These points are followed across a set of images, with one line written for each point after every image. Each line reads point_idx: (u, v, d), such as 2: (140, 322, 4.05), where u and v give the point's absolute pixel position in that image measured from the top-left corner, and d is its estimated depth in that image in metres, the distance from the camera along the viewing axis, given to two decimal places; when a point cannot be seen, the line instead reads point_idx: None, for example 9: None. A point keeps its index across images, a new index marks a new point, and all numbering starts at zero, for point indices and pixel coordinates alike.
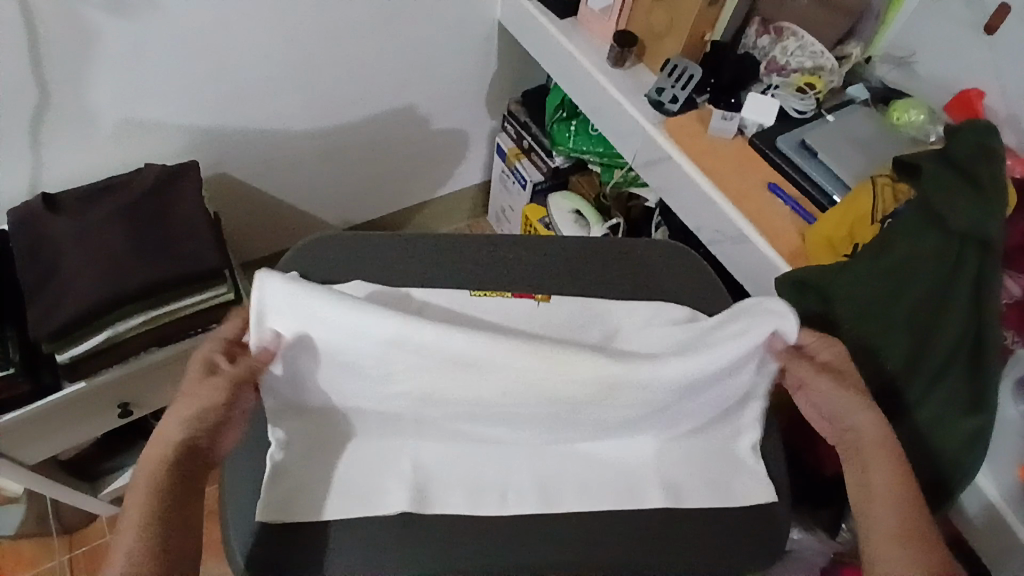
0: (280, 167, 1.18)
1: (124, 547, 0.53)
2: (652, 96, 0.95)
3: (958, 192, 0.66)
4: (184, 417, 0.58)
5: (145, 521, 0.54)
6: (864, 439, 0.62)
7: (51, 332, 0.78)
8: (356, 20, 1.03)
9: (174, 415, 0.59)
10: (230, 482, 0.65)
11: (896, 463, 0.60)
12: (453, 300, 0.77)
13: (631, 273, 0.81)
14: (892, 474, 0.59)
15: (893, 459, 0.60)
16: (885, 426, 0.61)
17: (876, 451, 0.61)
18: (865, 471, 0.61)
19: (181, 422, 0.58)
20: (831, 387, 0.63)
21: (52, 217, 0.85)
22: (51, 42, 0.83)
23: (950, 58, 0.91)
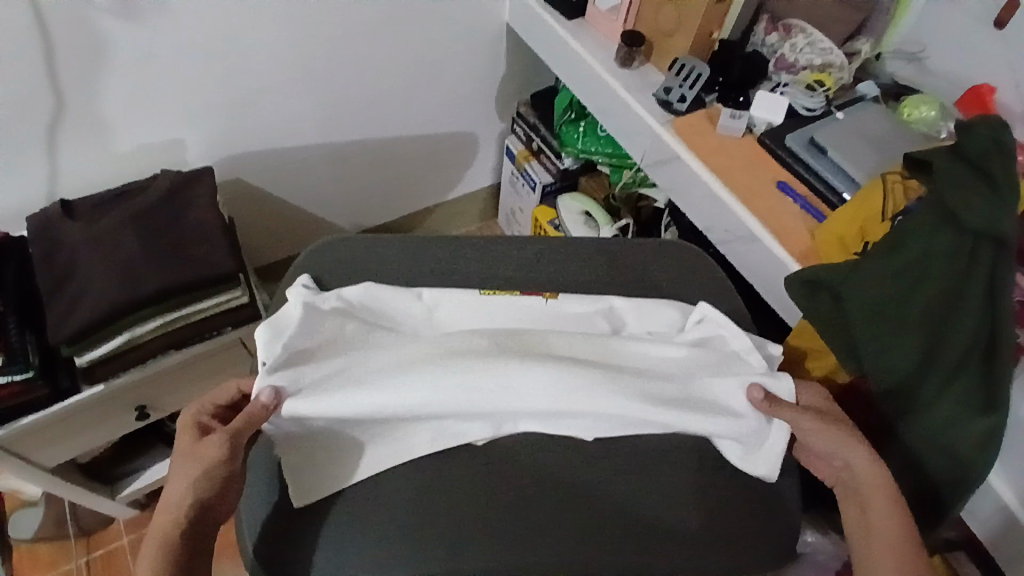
0: (292, 173, 1.20)
1: None
2: (661, 95, 0.94)
3: (971, 189, 0.64)
4: (188, 473, 0.58)
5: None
6: (860, 477, 0.61)
7: (70, 335, 0.79)
8: (364, 26, 1.05)
9: (178, 475, 0.58)
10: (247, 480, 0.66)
11: (895, 500, 0.59)
12: (461, 305, 0.76)
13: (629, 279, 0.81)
14: (890, 510, 0.58)
15: (890, 496, 0.59)
16: (880, 466, 0.60)
17: (872, 489, 0.60)
18: (863, 509, 0.60)
19: (186, 482, 0.58)
20: (831, 429, 0.63)
21: (70, 223, 0.87)
22: (68, 50, 0.85)
23: (960, 55, 0.91)
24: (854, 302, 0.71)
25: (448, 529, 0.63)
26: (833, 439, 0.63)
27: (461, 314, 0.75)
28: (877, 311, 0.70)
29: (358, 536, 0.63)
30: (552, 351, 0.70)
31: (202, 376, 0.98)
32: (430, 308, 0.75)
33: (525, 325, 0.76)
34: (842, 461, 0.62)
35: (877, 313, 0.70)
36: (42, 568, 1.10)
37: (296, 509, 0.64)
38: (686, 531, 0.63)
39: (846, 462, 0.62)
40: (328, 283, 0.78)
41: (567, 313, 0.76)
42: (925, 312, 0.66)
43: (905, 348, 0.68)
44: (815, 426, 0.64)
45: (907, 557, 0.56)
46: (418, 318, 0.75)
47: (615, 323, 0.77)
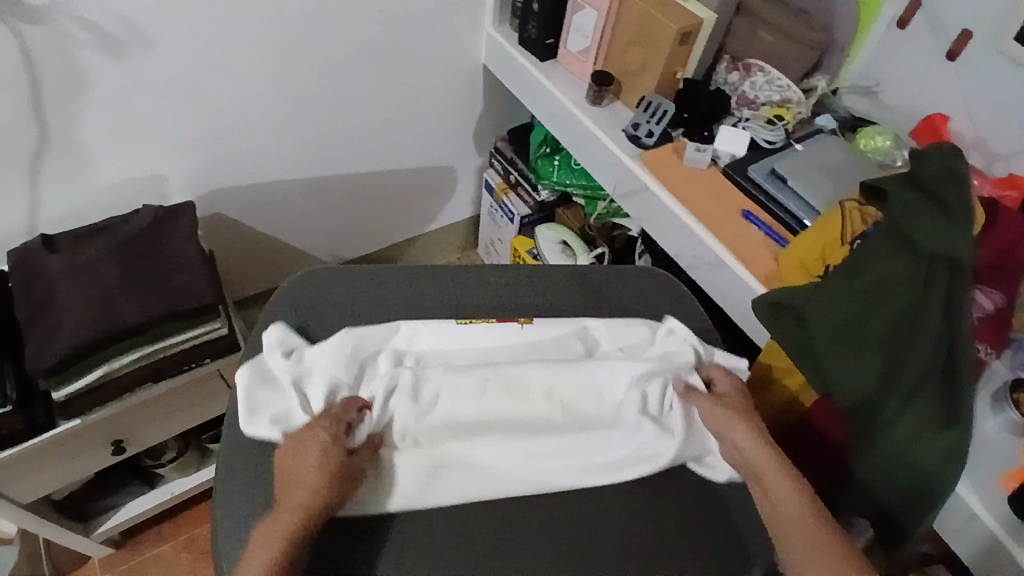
0: (272, 206, 1.22)
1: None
2: (629, 131, 0.99)
3: (924, 212, 0.70)
4: (338, 495, 0.61)
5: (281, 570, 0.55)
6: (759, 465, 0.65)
7: (48, 368, 0.79)
8: (346, 64, 1.09)
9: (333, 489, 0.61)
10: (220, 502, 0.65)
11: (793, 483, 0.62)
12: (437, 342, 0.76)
13: (586, 300, 0.83)
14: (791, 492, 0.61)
15: (790, 481, 0.62)
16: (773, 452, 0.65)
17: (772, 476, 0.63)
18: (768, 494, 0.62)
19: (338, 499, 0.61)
20: (738, 418, 0.68)
21: (50, 256, 0.88)
22: (53, 89, 0.87)
23: (912, 88, 0.97)
24: (817, 322, 0.74)
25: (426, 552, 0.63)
26: (726, 423, 0.68)
27: (443, 338, 0.77)
28: (842, 330, 0.73)
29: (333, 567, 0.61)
30: (530, 375, 0.72)
31: (184, 408, 0.98)
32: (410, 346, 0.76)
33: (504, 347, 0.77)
34: (734, 445, 0.67)
35: (839, 333, 0.73)
36: None
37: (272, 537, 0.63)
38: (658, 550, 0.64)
39: (741, 445, 0.67)
40: (305, 317, 0.79)
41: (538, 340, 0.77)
42: (886, 333, 0.70)
43: (869, 369, 0.71)
44: (713, 410, 0.70)
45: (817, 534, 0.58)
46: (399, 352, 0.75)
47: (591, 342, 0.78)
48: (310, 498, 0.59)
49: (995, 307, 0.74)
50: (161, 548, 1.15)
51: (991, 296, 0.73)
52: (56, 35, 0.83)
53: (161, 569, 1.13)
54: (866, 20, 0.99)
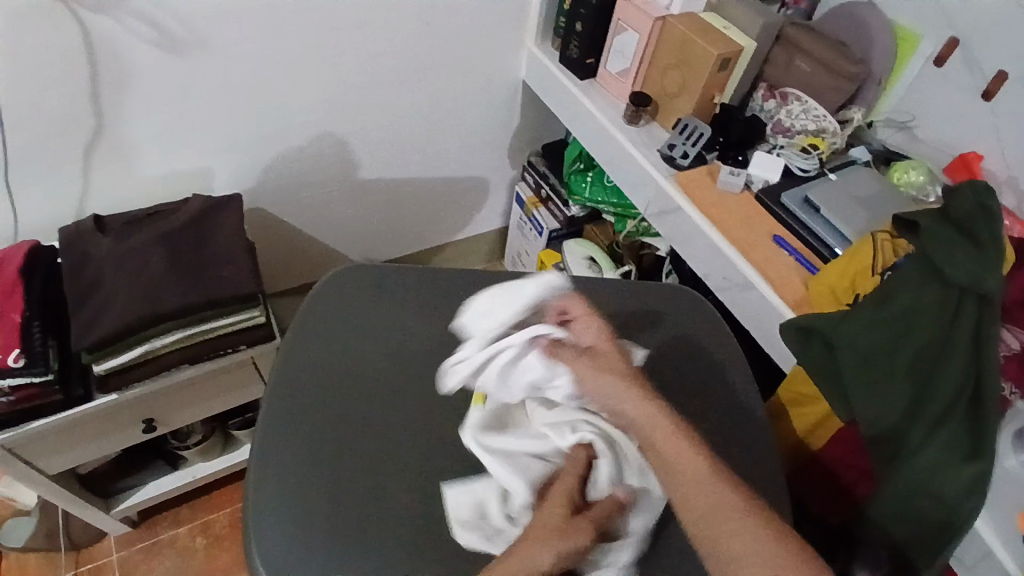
0: (310, 205, 1.25)
1: None
2: (665, 151, 1.01)
3: (959, 246, 0.71)
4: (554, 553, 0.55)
5: None
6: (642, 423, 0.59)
7: (91, 343, 0.82)
8: (393, 72, 1.12)
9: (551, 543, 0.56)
10: (255, 485, 0.67)
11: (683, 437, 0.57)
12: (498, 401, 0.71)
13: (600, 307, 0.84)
14: (682, 448, 0.56)
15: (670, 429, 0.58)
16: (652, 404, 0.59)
17: (664, 435, 0.58)
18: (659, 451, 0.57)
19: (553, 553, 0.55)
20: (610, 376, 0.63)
21: (100, 237, 0.91)
22: (114, 78, 0.91)
23: (948, 126, 0.98)
24: (846, 349, 0.74)
25: (447, 547, 0.64)
26: (617, 397, 0.61)
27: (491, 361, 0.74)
28: (868, 359, 0.73)
29: (358, 552, 0.63)
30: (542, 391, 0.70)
31: (211, 393, 1.00)
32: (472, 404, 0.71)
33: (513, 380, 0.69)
34: (631, 419, 0.60)
35: (868, 360, 0.73)
36: None
37: (302, 519, 0.64)
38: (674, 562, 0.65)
39: (635, 418, 0.60)
40: (340, 311, 0.81)
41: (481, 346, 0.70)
42: (915, 362, 0.70)
43: (896, 397, 0.71)
44: (591, 373, 0.64)
45: (714, 494, 0.54)
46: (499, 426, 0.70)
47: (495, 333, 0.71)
48: (543, 552, 0.55)
49: (1020, 345, 0.73)
50: (178, 532, 1.17)
51: (1018, 334, 0.73)
52: (122, 28, 0.87)
53: (175, 553, 1.15)
54: (905, 54, 1.01)
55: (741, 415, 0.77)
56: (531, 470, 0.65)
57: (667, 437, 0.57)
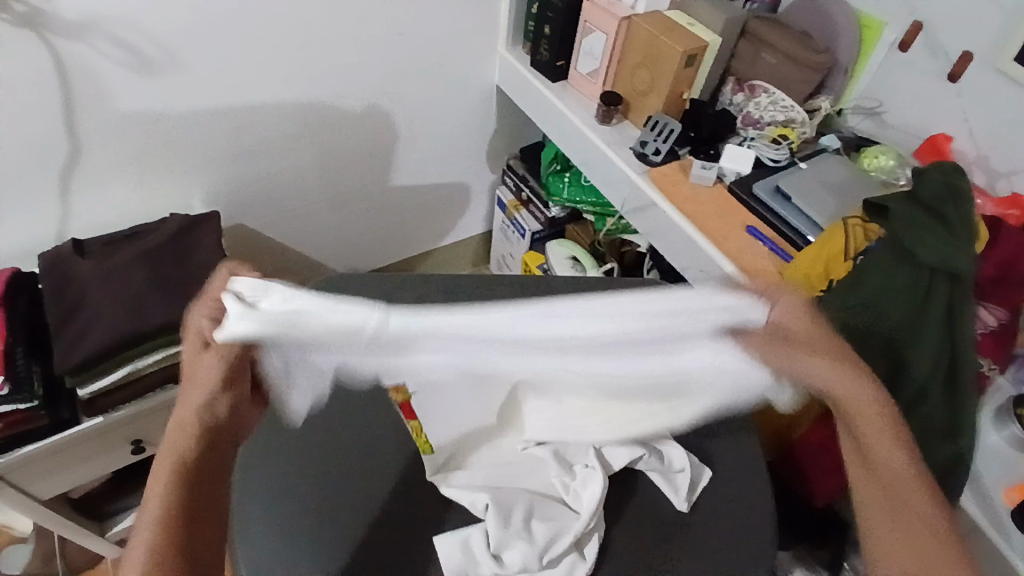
0: (292, 218, 1.26)
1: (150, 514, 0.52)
2: (637, 149, 1.02)
3: (927, 230, 0.72)
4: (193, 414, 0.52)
5: (166, 506, 0.52)
6: (851, 405, 0.57)
7: (75, 365, 0.83)
8: (367, 82, 1.13)
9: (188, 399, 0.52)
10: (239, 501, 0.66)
11: (895, 432, 0.56)
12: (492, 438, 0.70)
13: None
14: (899, 450, 0.56)
15: (891, 428, 0.57)
16: (879, 395, 0.56)
17: (869, 421, 0.56)
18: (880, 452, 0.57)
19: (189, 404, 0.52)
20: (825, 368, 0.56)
21: (79, 260, 0.92)
22: (86, 102, 0.92)
23: (916, 110, 0.99)
24: None
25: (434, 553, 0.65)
26: (803, 364, 0.56)
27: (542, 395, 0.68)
28: (847, 339, 0.74)
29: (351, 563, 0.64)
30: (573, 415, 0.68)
31: None
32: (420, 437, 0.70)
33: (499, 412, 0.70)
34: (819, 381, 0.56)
35: None
36: None
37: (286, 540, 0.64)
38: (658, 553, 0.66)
39: (828, 385, 0.56)
40: None
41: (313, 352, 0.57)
42: (888, 345, 0.72)
43: None
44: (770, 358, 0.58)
45: (916, 487, 0.56)
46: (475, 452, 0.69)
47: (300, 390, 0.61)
48: (195, 417, 0.52)
49: (997, 322, 0.76)
50: None
51: (994, 311, 0.76)
52: (94, 52, 0.88)
53: None
54: (869, 43, 1.02)
55: None
56: (504, 491, 0.64)
57: (858, 400, 0.56)
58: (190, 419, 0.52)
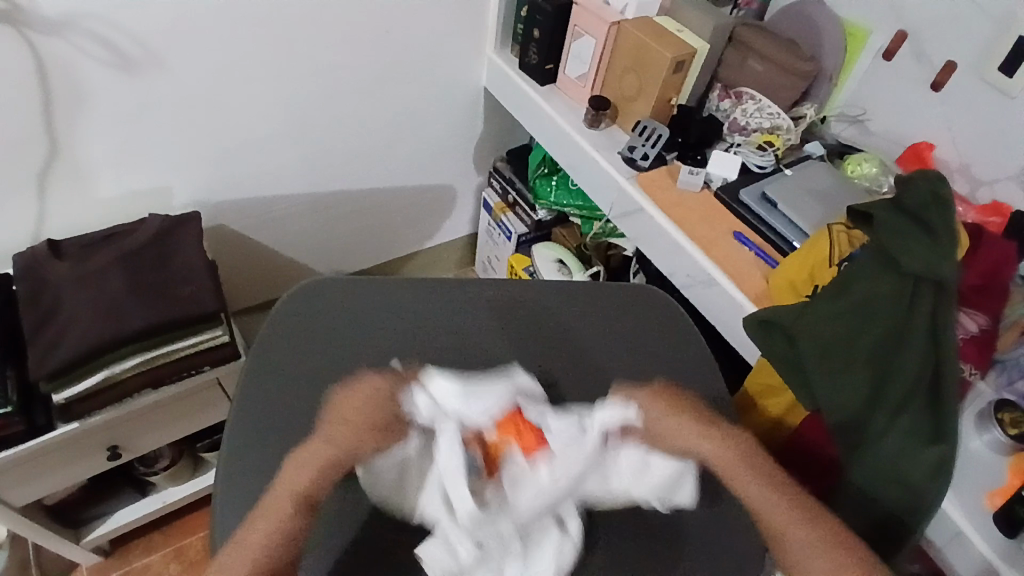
0: (275, 220, 1.24)
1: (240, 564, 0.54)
2: (625, 153, 1.02)
3: (912, 237, 0.73)
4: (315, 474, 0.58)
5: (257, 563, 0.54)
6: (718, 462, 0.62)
7: (51, 369, 0.80)
8: (354, 83, 1.12)
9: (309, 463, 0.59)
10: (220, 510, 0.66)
11: (764, 473, 0.61)
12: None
13: (549, 324, 0.84)
14: (764, 487, 0.60)
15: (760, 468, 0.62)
16: (727, 447, 0.62)
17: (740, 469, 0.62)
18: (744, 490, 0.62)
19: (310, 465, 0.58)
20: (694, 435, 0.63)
21: (58, 262, 0.89)
22: (66, 100, 0.90)
23: (899, 118, 1.01)
24: (807, 340, 0.76)
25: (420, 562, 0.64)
26: (679, 441, 0.62)
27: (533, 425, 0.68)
28: (831, 346, 0.74)
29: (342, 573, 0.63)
30: None
31: (181, 413, 0.99)
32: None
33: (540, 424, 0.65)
34: (704, 458, 0.63)
35: (828, 352, 0.74)
36: None
37: None
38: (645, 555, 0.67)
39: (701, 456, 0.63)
40: (301, 327, 0.81)
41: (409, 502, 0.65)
42: (874, 350, 0.73)
43: (856, 385, 0.73)
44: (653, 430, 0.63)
45: (785, 513, 0.59)
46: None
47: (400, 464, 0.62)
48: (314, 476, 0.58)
49: (978, 328, 0.77)
50: (152, 559, 1.16)
51: (975, 317, 0.77)
52: (74, 49, 0.86)
53: None
54: (856, 49, 1.03)
55: None
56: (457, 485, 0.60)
57: (725, 458, 0.62)
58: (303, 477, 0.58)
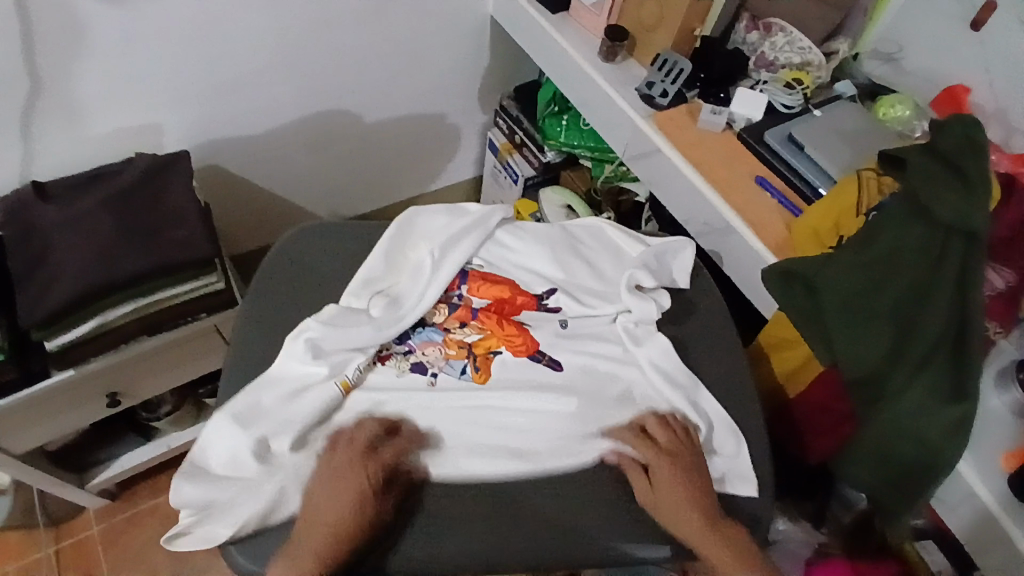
0: (270, 159, 1.18)
1: None
2: (643, 90, 0.95)
3: (944, 184, 0.67)
4: (354, 490, 0.62)
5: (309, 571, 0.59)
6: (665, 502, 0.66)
7: (40, 317, 0.77)
8: (351, 12, 1.04)
9: (349, 483, 0.63)
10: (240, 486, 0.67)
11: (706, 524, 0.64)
12: (492, 345, 0.78)
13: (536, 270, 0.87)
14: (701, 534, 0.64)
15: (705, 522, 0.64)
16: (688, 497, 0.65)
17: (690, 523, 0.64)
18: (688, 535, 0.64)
19: (349, 483, 0.63)
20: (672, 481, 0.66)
21: (41, 204, 0.85)
22: (41, 29, 0.82)
23: (936, 57, 0.93)
24: (828, 291, 0.72)
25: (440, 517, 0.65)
26: (675, 516, 0.65)
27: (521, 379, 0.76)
28: (851, 304, 0.71)
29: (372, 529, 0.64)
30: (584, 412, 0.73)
31: (178, 359, 0.96)
32: (407, 339, 0.78)
33: (507, 265, 0.84)
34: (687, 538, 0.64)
35: (848, 305, 0.71)
36: (9, 559, 1.11)
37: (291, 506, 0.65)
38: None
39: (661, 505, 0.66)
40: (299, 285, 0.80)
41: (248, 414, 0.70)
42: (898, 306, 0.68)
43: (876, 340, 0.70)
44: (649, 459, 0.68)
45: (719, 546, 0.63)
46: (469, 361, 0.77)
47: (314, 343, 0.72)
48: (361, 482, 0.63)
49: (1006, 284, 0.71)
50: (158, 501, 1.18)
51: (1003, 273, 0.70)
52: None
53: (158, 522, 1.16)
54: None
55: (717, 371, 0.78)
56: (316, 394, 0.71)
57: (710, 541, 0.63)
58: (342, 493, 0.62)
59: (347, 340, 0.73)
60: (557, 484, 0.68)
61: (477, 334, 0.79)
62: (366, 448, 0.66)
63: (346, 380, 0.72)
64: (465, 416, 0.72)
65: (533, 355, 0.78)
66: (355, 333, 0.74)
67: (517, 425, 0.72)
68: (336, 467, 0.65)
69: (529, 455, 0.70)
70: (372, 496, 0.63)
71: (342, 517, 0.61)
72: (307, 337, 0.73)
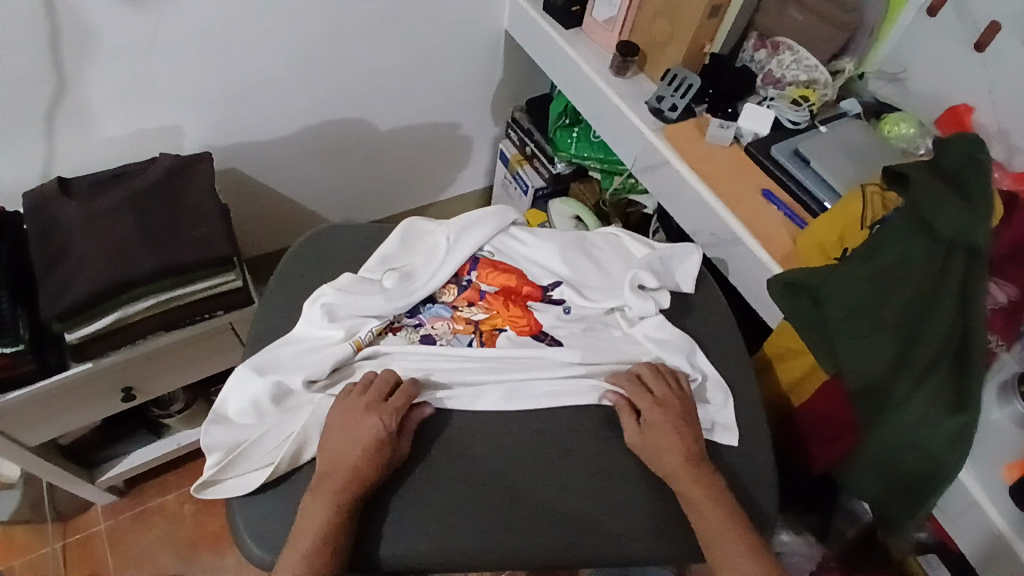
0: (287, 164, 1.21)
1: (311, 521, 0.61)
2: (652, 103, 0.98)
3: (947, 198, 0.68)
4: (369, 432, 0.65)
5: (328, 515, 0.61)
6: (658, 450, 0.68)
7: (62, 309, 0.79)
8: (369, 24, 1.07)
9: (366, 424, 0.66)
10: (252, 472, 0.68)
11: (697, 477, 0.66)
12: (498, 323, 0.81)
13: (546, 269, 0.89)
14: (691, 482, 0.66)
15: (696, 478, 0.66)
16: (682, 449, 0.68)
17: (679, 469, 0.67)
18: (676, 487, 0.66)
19: (366, 429, 0.66)
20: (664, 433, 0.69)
21: (65, 202, 0.87)
22: (74, 33, 0.86)
23: (940, 78, 0.95)
24: (833, 302, 0.74)
25: (449, 513, 0.67)
26: (660, 455, 0.68)
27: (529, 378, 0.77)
28: (857, 314, 0.72)
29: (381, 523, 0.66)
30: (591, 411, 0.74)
31: (192, 356, 0.98)
32: (416, 312, 0.81)
33: (520, 257, 0.86)
34: (666, 472, 0.67)
35: (854, 315, 0.72)
36: (17, 552, 1.12)
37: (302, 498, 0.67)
38: (656, 507, 0.69)
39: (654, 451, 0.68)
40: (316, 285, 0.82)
41: (266, 364, 0.72)
42: (902, 318, 0.69)
43: (879, 351, 0.70)
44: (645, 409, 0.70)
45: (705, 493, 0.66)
46: (475, 336, 0.80)
47: (329, 308, 0.76)
48: (375, 426, 0.66)
49: (1007, 298, 0.72)
50: (166, 499, 1.19)
51: (1004, 287, 0.72)
52: None
53: (165, 520, 1.17)
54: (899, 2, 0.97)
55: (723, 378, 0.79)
56: (327, 357, 0.73)
57: (686, 476, 0.66)
58: (357, 437, 0.65)
59: (360, 306, 0.76)
60: (564, 485, 0.69)
61: (484, 312, 0.81)
62: (381, 391, 0.69)
63: (360, 340, 0.75)
64: (473, 414, 0.73)
65: (537, 334, 0.79)
66: (369, 302, 0.77)
67: (524, 421, 0.73)
68: (353, 411, 0.68)
69: (536, 455, 0.71)
70: (388, 438, 0.66)
71: (356, 459, 0.64)
72: (323, 302, 0.76)
